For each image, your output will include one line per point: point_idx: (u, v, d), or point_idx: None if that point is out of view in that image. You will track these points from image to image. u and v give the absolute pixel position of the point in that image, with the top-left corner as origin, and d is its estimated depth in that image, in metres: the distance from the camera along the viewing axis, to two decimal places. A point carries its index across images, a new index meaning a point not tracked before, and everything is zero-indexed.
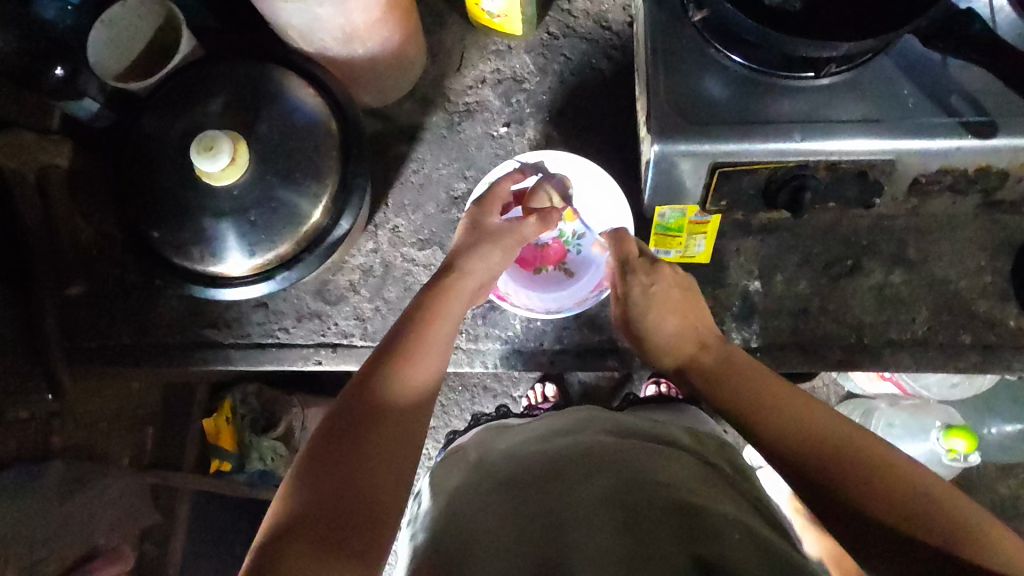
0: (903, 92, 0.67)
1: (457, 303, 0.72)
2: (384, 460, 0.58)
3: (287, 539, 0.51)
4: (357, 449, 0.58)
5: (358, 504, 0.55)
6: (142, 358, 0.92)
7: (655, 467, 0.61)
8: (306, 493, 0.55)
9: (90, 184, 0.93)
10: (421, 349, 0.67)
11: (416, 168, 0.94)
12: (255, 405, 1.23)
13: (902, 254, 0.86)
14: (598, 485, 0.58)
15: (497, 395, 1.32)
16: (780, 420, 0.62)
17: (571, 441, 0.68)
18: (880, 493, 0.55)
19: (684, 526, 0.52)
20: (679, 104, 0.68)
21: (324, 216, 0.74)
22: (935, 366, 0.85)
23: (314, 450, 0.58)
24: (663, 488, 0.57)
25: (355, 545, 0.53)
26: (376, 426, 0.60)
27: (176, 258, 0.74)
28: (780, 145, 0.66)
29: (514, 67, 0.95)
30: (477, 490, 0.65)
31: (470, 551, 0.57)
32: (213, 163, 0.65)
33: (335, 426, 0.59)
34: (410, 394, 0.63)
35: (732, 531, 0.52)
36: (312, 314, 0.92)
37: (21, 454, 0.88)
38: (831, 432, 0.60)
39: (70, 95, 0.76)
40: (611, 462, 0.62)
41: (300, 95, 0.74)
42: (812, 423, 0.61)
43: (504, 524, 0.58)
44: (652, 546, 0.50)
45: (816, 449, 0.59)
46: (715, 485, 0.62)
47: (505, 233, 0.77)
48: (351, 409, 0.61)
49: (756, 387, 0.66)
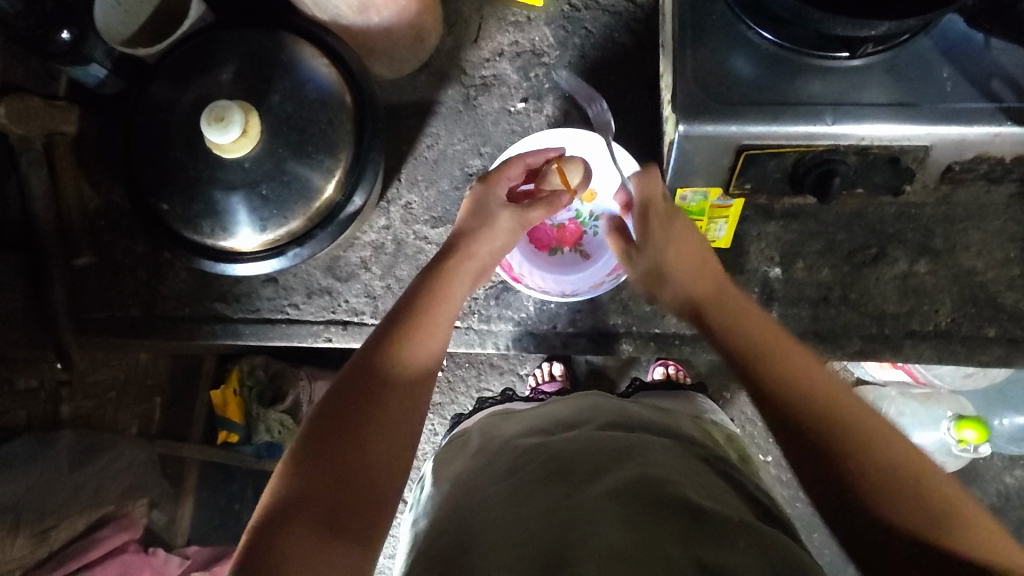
0: (941, 75, 0.64)
1: (461, 283, 0.70)
2: (381, 448, 0.57)
3: (284, 518, 0.51)
4: (354, 434, 0.56)
5: (354, 490, 0.54)
6: (149, 330, 0.91)
7: (661, 464, 0.60)
8: (303, 475, 0.54)
9: (97, 151, 0.91)
10: (420, 333, 0.65)
11: (430, 143, 0.92)
12: (262, 377, 1.21)
13: (929, 243, 0.84)
14: (605, 483, 0.57)
15: (504, 373, 1.32)
16: (815, 394, 0.57)
17: (576, 435, 0.67)
18: (899, 476, 0.51)
19: (692, 528, 0.51)
20: (706, 83, 0.65)
21: (337, 191, 0.72)
22: (955, 359, 0.83)
23: (314, 429, 0.57)
24: (670, 486, 0.56)
25: (350, 532, 0.52)
26: (375, 411, 0.58)
27: (186, 231, 0.72)
28: (809, 128, 0.63)
29: (533, 39, 0.92)
30: (479, 484, 0.65)
31: (473, 543, 0.56)
32: (223, 135, 0.63)
33: (333, 409, 0.58)
34: (411, 377, 0.62)
35: (738, 535, 0.51)
36: (322, 291, 0.91)
37: (32, 424, 0.88)
38: (867, 424, 0.54)
39: (75, 60, 0.76)
40: (616, 459, 0.61)
41: (313, 65, 0.72)
42: (852, 412, 0.55)
43: (503, 520, 0.57)
44: (656, 545, 0.50)
45: (847, 441, 0.53)
46: (718, 484, 0.61)
47: (508, 215, 0.73)
48: (349, 392, 0.59)
49: (776, 350, 0.61)
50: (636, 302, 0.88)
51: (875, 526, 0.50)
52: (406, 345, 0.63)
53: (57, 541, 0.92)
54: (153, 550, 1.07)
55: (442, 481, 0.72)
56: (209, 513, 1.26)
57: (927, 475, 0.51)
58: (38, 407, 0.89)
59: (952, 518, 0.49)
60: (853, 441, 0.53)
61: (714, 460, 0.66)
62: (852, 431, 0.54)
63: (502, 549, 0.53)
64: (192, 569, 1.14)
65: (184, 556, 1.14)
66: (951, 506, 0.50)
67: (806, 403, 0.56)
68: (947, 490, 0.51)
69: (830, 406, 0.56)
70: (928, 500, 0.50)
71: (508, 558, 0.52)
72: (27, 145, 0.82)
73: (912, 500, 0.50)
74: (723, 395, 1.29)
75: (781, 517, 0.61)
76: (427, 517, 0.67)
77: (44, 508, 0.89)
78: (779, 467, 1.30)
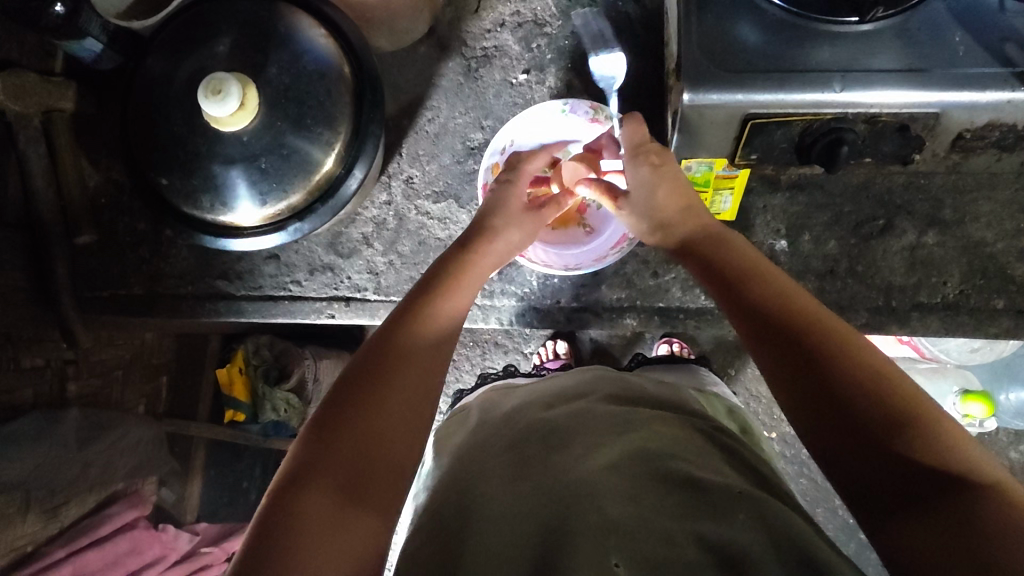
0: (953, 40, 0.62)
1: (468, 272, 0.69)
2: (387, 430, 0.56)
3: (292, 491, 0.51)
4: (360, 422, 0.55)
5: (355, 468, 0.53)
6: (153, 308, 0.91)
7: (660, 439, 0.60)
8: (311, 449, 0.54)
9: (96, 129, 0.90)
10: (429, 324, 0.63)
11: (431, 117, 0.91)
12: (267, 355, 1.19)
13: (938, 214, 0.83)
14: (604, 458, 0.57)
15: (508, 351, 1.32)
16: (821, 337, 0.54)
17: (574, 408, 0.67)
18: (881, 395, 0.50)
19: (691, 503, 0.52)
20: (712, 50, 0.64)
21: (337, 165, 0.72)
22: (964, 331, 0.82)
23: (328, 404, 0.56)
24: (667, 461, 0.56)
25: (355, 511, 0.52)
26: (384, 398, 0.57)
27: (186, 207, 0.71)
28: (817, 96, 0.62)
29: (536, 9, 0.90)
30: (480, 455, 0.65)
31: (472, 518, 0.55)
32: (222, 107, 0.62)
33: (338, 397, 0.56)
34: (420, 356, 0.61)
35: (737, 508, 0.51)
36: (324, 267, 0.91)
37: (39, 402, 0.88)
38: (878, 368, 0.52)
39: (71, 35, 0.73)
40: (615, 435, 0.61)
41: (311, 36, 0.70)
42: (862, 355, 0.53)
43: (503, 498, 0.56)
44: (653, 519, 0.50)
45: (855, 386, 0.51)
46: (720, 456, 0.61)
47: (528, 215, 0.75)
48: (357, 379, 0.58)
49: (777, 283, 0.60)
50: (640, 276, 0.87)
51: (874, 460, 0.48)
52: (417, 331, 0.62)
53: (68, 518, 0.93)
54: (162, 526, 1.09)
55: (443, 456, 0.72)
56: (217, 491, 1.27)
57: (926, 405, 0.49)
58: (45, 386, 0.89)
59: (951, 448, 0.47)
60: (855, 376, 0.51)
61: (714, 431, 0.66)
62: (836, 343, 0.54)
63: (503, 521, 0.53)
64: (201, 545, 1.15)
65: (194, 533, 1.16)
66: (953, 436, 0.48)
67: (811, 338, 0.54)
68: (949, 420, 0.49)
69: (835, 341, 0.54)
70: (929, 432, 0.48)
71: (507, 531, 0.52)
72: (25, 122, 0.81)
73: (911, 435, 0.48)
74: (727, 372, 1.29)
75: (780, 485, 0.61)
76: (427, 490, 0.67)
77: (54, 485, 0.89)
78: (782, 444, 1.31)
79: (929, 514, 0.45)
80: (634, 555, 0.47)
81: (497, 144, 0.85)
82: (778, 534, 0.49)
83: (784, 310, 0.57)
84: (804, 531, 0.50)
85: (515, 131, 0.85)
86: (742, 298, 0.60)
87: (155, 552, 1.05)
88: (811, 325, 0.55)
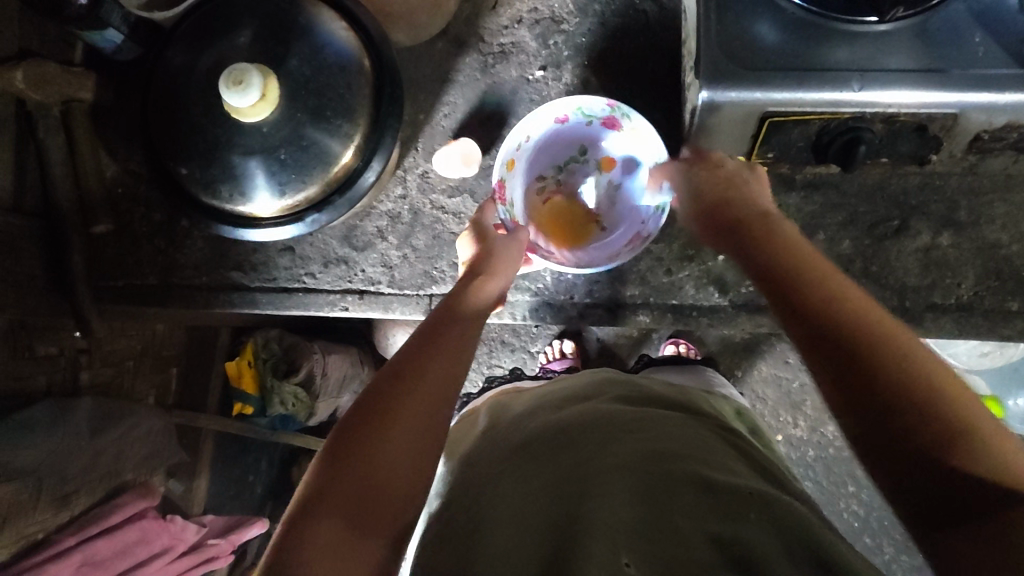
0: (972, 41, 0.62)
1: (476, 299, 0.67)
2: (398, 466, 0.53)
3: (304, 527, 0.49)
4: (374, 457, 0.52)
5: (368, 505, 0.51)
6: (167, 298, 0.92)
7: (671, 438, 0.60)
8: (328, 481, 0.51)
9: (113, 119, 0.91)
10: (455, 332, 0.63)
11: (448, 112, 0.91)
12: (277, 350, 1.21)
13: (953, 215, 0.82)
14: (615, 459, 0.57)
15: (515, 350, 1.32)
16: (864, 336, 0.51)
17: (585, 409, 0.67)
18: (928, 401, 0.48)
19: (703, 503, 0.52)
20: (730, 49, 0.64)
21: (355, 157, 0.72)
22: (978, 332, 0.82)
23: (345, 432, 0.54)
24: (677, 462, 0.56)
25: (367, 547, 0.49)
26: (398, 428, 0.54)
27: (205, 196, 0.72)
28: (835, 95, 0.62)
29: (553, 7, 0.90)
30: (489, 460, 0.65)
31: (483, 522, 0.56)
32: (243, 98, 0.63)
33: (374, 398, 0.56)
34: (437, 386, 0.57)
35: (749, 506, 0.51)
36: (338, 260, 0.91)
37: (53, 389, 0.89)
38: (918, 360, 0.50)
39: (92, 24, 0.73)
40: (626, 435, 0.61)
41: (332, 29, 0.71)
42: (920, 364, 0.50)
43: (511, 499, 0.57)
44: (665, 519, 0.50)
45: (898, 385, 0.49)
46: (732, 454, 0.61)
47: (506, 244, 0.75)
48: (388, 375, 0.57)
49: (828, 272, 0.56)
50: (654, 273, 0.88)
51: (908, 465, 0.47)
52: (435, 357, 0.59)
53: (78, 506, 0.93)
54: (171, 517, 1.07)
55: (454, 456, 0.73)
56: (223, 484, 1.27)
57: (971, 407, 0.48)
58: (58, 373, 0.90)
59: (996, 460, 0.46)
60: (897, 378, 0.49)
61: (724, 431, 0.66)
62: (888, 344, 0.51)
63: (510, 526, 0.54)
64: (209, 536, 1.15)
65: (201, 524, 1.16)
66: (998, 448, 0.46)
67: (861, 335, 0.51)
68: (992, 428, 0.47)
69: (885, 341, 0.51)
70: (969, 441, 0.46)
71: (515, 533, 0.53)
72: (45, 112, 0.82)
73: (949, 439, 0.47)
74: (734, 373, 1.29)
75: (791, 482, 0.62)
76: (440, 493, 0.68)
77: (65, 473, 0.89)
78: (788, 446, 1.31)
79: (961, 523, 0.44)
80: (646, 557, 0.47)
81: (512, 139, 0.83)
82: (792, 532, 0.49)
83: (828, 302, 0.54)
84: (816, 526, 0.50)
85: (529, 126, 0.84)
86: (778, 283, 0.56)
87: (164, 542, 1.03)
88: (845, 314, 0.53)
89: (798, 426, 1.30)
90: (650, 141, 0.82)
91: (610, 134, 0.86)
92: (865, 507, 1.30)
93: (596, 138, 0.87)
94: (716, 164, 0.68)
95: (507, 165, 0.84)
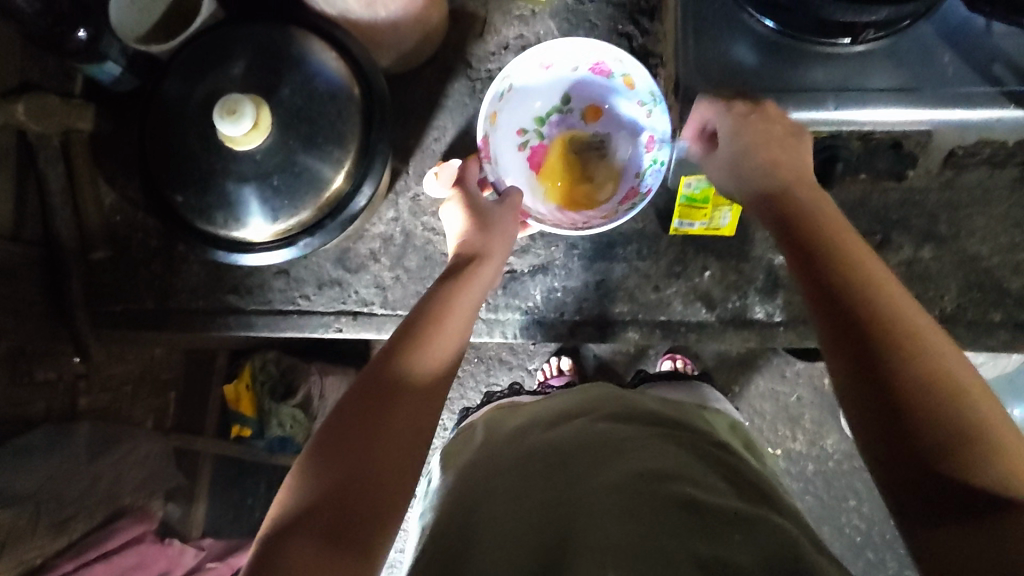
0: (942, 60, 0.64)
1: (463, 298, 0.67)
2: (377, 473, 0.55)
3: (289, 532, 0.51)
4: (354, 464, 0.55)
5: (350, 512, 0.53)
6: (164, 322, 0.93)
7: (660, 457, 0.61)
8: (310, 487, 0.54)
9: (111, 149, 0.93)
10: (436, 337, 0.64)
11: (437, 135, 0.93)
12: (274, 371, 1.24)
13: (934, 228, 0.84)
14: (609, 476, 0.58)
15: (513, 367, 1.33)
16: (890, 330, 0.53)
17: (580, 427, 0.68)
18: (938, 411, 0.49)
19: (689, 523, 0.52)
20: (711, 72, 0.66)
21: (346, 181, 0.74)
22: (963, 343, 0.84)
23: (326, 440, 0.56)
24: (668, 481, 0.56)
25: (348, 549, 0.51)
26: (378, 437, 0.56)
27: (200, 223, 0.74)
28: (812, 113, 0.64)
29: (539, 33, 0.93)
30: (483, 475, 0.66)
31: (476, 540, 0.57)
32: (236, 127, 0.64)
33: (356, 406, 0.58)
34: (417, 394, 0.60)
35: (733, 530, 0.52)
36: (332, 282, 0.93)
37: (51, 415, 0.90)
38: (932, 362, 0.51)
39: (93, 58, 0.77)
40: (620, 452, 0.62)
41: (322, 59, 0.73)
42: (949, 378, 0.50)
43: (503, 515, 0.58)
44: (654, 537, 0.51)
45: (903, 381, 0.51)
46: (717, 472, 0.62)
47: (495, 220, 0.74)
48: (369, 383, 0.60)
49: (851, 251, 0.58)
50: (642, 290, 0.89)
51: (912, 463, 0.49)
52: (415, 368, 0.61)
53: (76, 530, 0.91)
54: (168, 540, 1.06)
55: (448, 472, 0.73)
56: (222, 507, 1.26)
57: (978, 395, 0.50)
58: (57, 399, 0.91)
59: (997, 463, 0.47)
60: (914, 374, 0.51)
61: (712, 447, 0.67)
62: (901, 343, 0.52)
63: (503, 544, 0.55)
64: (208, 559, 1.14)
65: (200, 547, 1.15)
66: (994, 444, 0.48)
67: (877, 326, 0.53)
68: (1001, 425, 0.49)
69: (898, 333, 0.52)
70: (972, 443, 0.48)
71: (511, 551, 0.54)
72: (45, 142, 0.84)
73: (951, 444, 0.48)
74: (731, 389, 1.30)
75: (778, 498, 0.63)
76: (432, 511, 0.68)
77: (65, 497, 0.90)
78: (788, 461, 1.31)
79: (938, 517, 0.47)
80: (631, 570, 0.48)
81: (498, 84, 0.84)
82: (772, 554, 0.50)
83: (856, 294, 0.55)
84: (797, 547, 0.51)
85: (513, 74, 0.85)
86: (807, 267, 0.58)
87: (161, 566, 1.02)
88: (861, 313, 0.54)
89: (797, 440, 1.30)
90: (642, 83, 0.84)
91: (598, 82, 0.87)
92: (866, 520, 1.30)
93: (581, 87, 0.88)
94: (772, 121, 0.64)
95: (490, 118, 0.84)
